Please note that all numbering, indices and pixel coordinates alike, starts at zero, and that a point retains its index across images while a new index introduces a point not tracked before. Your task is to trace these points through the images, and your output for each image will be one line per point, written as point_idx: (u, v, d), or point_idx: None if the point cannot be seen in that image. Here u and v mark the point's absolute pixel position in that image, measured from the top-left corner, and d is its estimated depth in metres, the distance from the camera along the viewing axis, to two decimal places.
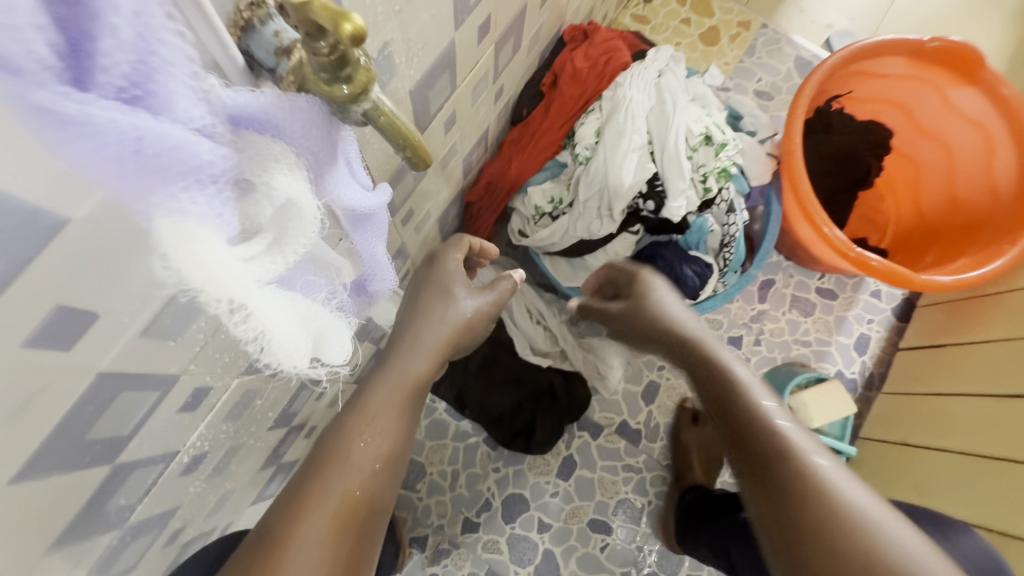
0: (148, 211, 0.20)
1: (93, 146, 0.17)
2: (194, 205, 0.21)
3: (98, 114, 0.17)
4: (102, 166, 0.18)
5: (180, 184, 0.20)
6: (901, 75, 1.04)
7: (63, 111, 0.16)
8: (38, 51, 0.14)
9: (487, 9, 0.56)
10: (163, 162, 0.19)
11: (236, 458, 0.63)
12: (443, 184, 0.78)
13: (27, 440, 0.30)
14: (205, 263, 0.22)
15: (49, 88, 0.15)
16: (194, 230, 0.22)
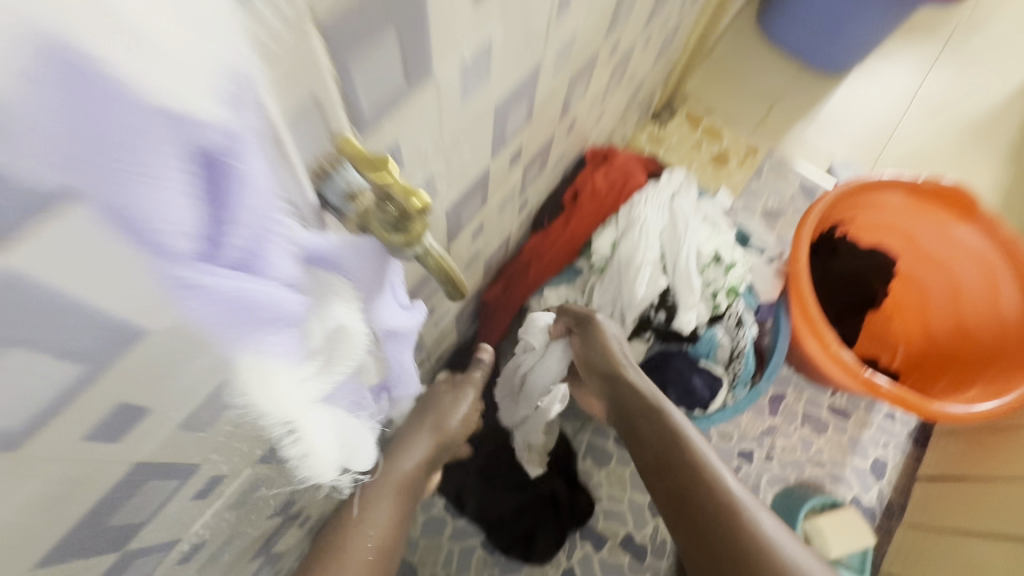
0: (233, 346, 0.22)
1: (202, 303, 0.20)
2: (274, 346, 0.23)
3: (212, 281, 0.19)
4: (207, 319, 0.21)
5: (266, 329, 0.22)
6: (902, 208, 1.10)
7: (188, 279, 0.19)
8: (184, 242, 0.18)
9: (520, 141, 0.64)
10: (250, 312, 0.21)
11: (230, 547, 0.63)
12: (465, 283, 0.82)
13: (57, 524, 0.32)
14: (274, 389, 0.25)
15: (183, 261, 0.18)
16: (269, 365, 0.24)
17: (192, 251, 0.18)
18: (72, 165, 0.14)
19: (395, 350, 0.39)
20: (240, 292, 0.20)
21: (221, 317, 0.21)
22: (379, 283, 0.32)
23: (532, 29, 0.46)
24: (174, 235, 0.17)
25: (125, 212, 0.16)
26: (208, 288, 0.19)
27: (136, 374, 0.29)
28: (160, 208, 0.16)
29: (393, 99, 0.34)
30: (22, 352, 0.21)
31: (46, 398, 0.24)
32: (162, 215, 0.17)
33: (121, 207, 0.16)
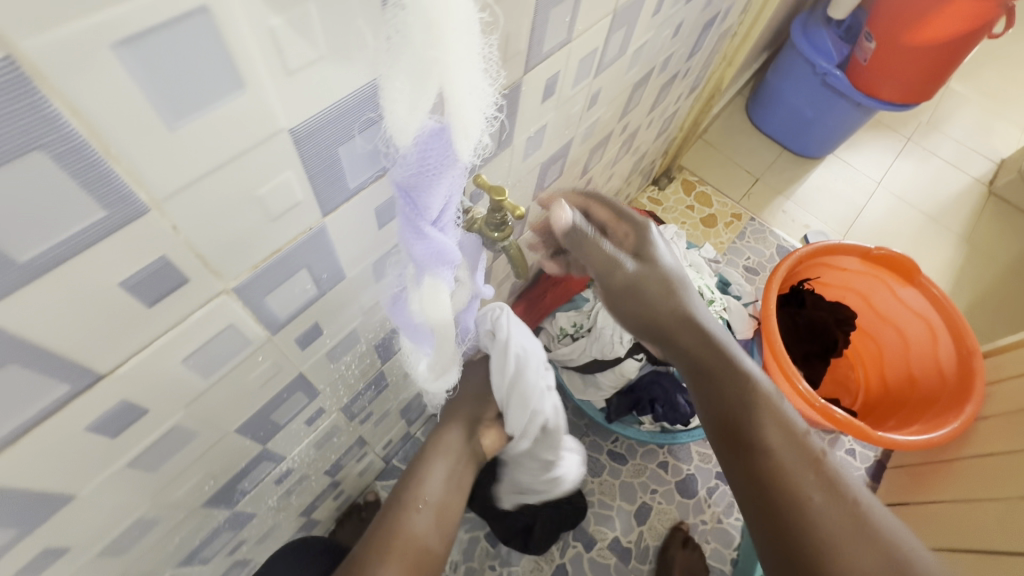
0: (424, 273, 0.41)
1: (424, 246, 0.38)
2: (444, 279, 0.42)
3: (435, 235, 0.38)
4: (422, 256, 0.39)
5: (443, 268, 0.41)
6: (858, 271, 1.32)
7: (426, 231, 0.37)
8: (433, 211, 0.37)
9: (552, 190, 0.85)
10: (442, 255, 0.40)
11: (297, 489, 0.78)
12: (495, 299, 1.01)
13: (258, 402, 0.49)
14: (438, 305, 0.44)
15: (426, 221, 0.37)
16: (439, 288, 0.42)
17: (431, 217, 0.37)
18: (412, 168, 0.34)
19: (468, 315, 0.58)
20: (443, 244, 0.39)
21: (429, 256, 0.39)
22: (473, 258, 0.52)
23: (571, 115, 0.68)
24: (430, 208, 0.36)
25: (417, 193, 0.35)
26: (432, 238, 0.38)
27: (329, 303, 0.48)
28: (433, 191, 0.36)
29: (490, 154, 0.55)
30: (304, 271, 0.40)
31: (297, 304, 0.43)
32: (433, 196, 0.36)
33: (417, 190, 0.35)
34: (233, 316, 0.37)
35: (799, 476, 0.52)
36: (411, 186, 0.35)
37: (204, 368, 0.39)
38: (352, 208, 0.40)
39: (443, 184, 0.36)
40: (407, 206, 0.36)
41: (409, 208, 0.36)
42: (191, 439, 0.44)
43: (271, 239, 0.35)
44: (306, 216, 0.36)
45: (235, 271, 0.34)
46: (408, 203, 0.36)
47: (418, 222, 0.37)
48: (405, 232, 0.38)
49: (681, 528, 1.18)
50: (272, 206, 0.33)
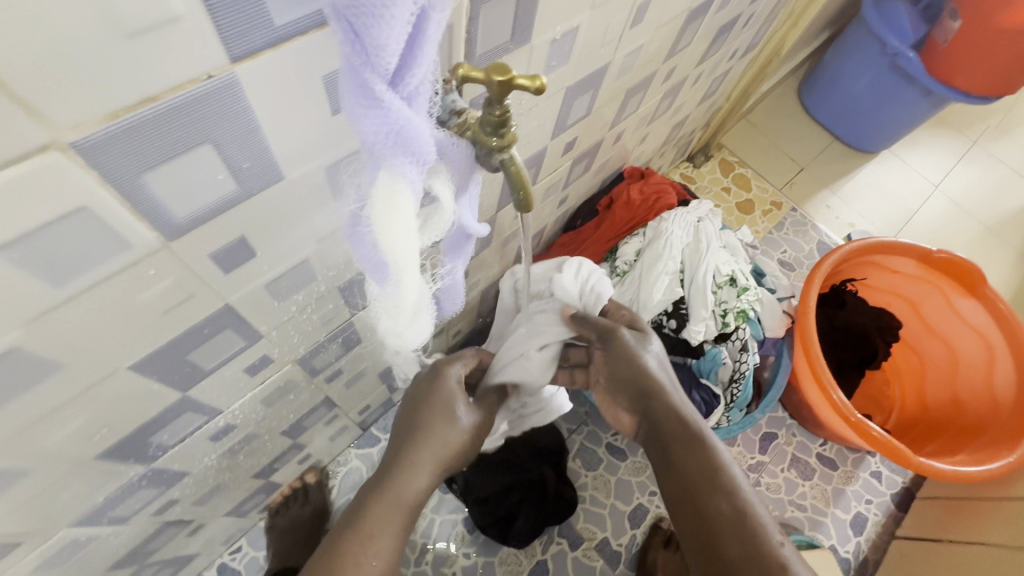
0: (380, 166, 0.28)
1: (376, 119, 0.26)
2: (408, 177, 0.29)
3: (392, 100, 0.26)
4: (374, 137, 0.27)
5: (407, 160, 0.28)
6: (911, 275, 1.17)
7: (378, 93, 0.25)
8: (386, 57, 0.24)
9: (575, 132, 0.71)
10: (403, 138, 0.27)
11: (246, 449, 0.67)
12: (498, 260, 0.88)
13: (162, 334, 0.37)
14: (401, 219, 0.30)
15: (379, 77, 0.25)
16: (401, 192, 0.29)
17: (389, 72, 0.25)
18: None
19: (456, 257, 0.46)
20: (405, 117, 0.26)
21: (384, 136, 0.26)
22: (464, 179, 0.39)
23: (610, 27, 0.54)
24: (384, 51, 0.24)
25: (360, 21, 0.23)
26: (388, 104, 0.25)
27: (260, 214, 0.36)
28: (386, 17, 0.23)
29: (500, 50, 0.42)
30: (208, 146, 0.28)
31: (204, 203, 0.31)
32: (385, 28, 0.23)
33: (360, 15, 0.23)
34: (86, 195, 0.25)
35: (709, 494, 0.57)
36: (351, 5, 0.22)
37: (52, 270, 0.27)
38: (280, 62, 0.27)
39: (401, 11, 0.23)
40: (347, 46, 0.24)
41: (351, 51, 0.24)
42: (57, 369, 0.33)
43: (136, 78, 0.23)
44: (199, 53, 0.24)
45: (73, 114, 0.22)
46: (347, 40, 0.23)
47: (366, 76, 0.25)
48: (348, 97, 0.26)
49: (661, 525, 1.07)
50: (125, 10, 0.21)
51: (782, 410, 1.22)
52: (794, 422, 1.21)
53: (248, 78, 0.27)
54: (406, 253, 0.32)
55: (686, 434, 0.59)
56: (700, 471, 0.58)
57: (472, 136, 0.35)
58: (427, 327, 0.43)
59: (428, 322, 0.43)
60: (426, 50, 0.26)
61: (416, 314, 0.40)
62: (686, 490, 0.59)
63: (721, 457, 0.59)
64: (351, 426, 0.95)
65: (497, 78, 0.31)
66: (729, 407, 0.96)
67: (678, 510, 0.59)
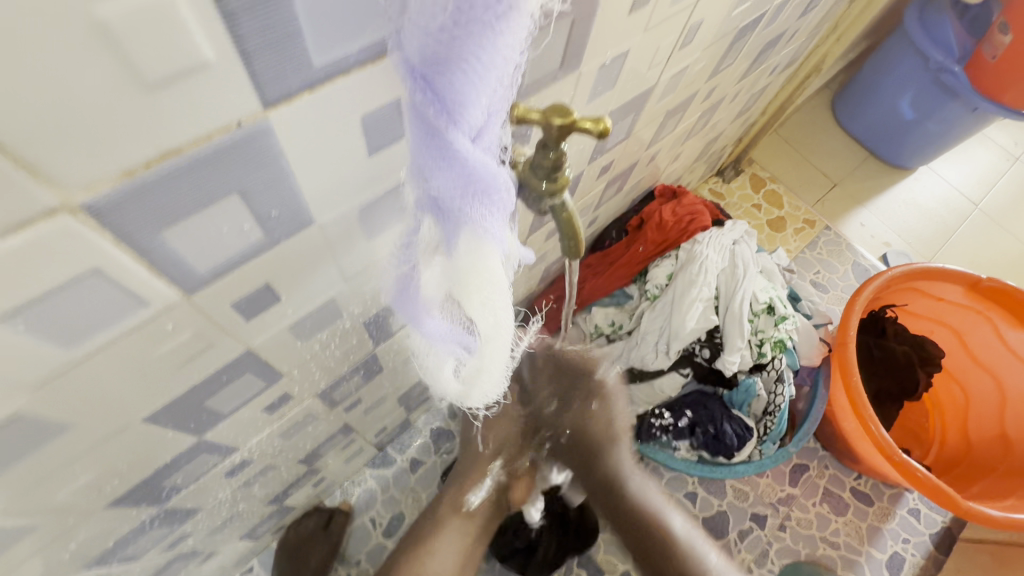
0: (461, 229, 0.26)
1: (460, 178, 0.23)
2: (494, 231, 0.26)
3: (478, 157, 0.23)
4: (457, 196, 0.24)
5: (492, 219, 0.25)
6: (957, 303, 1.12)
7: (463, 152, 0.22)
8: (474, 115, 0.21)
9: (612, 156, 0.68)
10: (489, 196, 0.24)
11: (261, 479, 0.65)
12: (524, 282, 0.84)
13: (178, 385, 0.35)
14: (491, 276, 0.27)
15: (464, 133, 0.22)
16: (488, 250, 0.26)
17: (473, 126, 0.22)
18: (437, 24, 0.18)
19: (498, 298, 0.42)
20: (491, 172, 0.23)
21: (468, 194, 0.24)
22: (515, 217, 0.36)
23: (659, 49, 0.50)
24: (470, 106, 0.21)
25: (445, 75, 0.20)
26: (472, 163, 0.22)
27: (285, 261, 0.32)
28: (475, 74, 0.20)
29: (548, 78, 0.38)
30: (236, 197, 0.25)
31: (228, 255, 0.28)
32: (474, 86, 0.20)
33: (447, 69, 0.19)
34: (99, 257, 0.22)
35: None
36: (436, 60, 0.19)
37: (60, 335, 0.24)
38: (316, 106, 0.24)
39: (492, 59, 0.20)
40: (427, 102, 0.21)
41: (434, 109, 0.20)
42: (63, 432, 0.30)
43: (159, 131, 0.20)
44: (228, 101, 0.21)
45: (88, 174, 0.19)
46: (428, 100, 0.20)
47: (448, 134, 0.21)
48: (426, 155, 0.22)
49: None
50: (145, 58, 0.18)
51: (814, 441, 1.16)
52: (826, 453, 1.15)
53: (281, 125, 0.24)
54: (495, 310, 0.29)
55: None
56: None
57: (520, 176, 0.32)
58: (499, 384, 0.38)
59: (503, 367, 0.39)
60: (505, 96, 0.23)
61: (494, 369, 0.36)
62: None
63: None
64: (368, 450, 0.92)
65: (557, 121, 0.27)
66: (762, 440, 0.92)
67: None
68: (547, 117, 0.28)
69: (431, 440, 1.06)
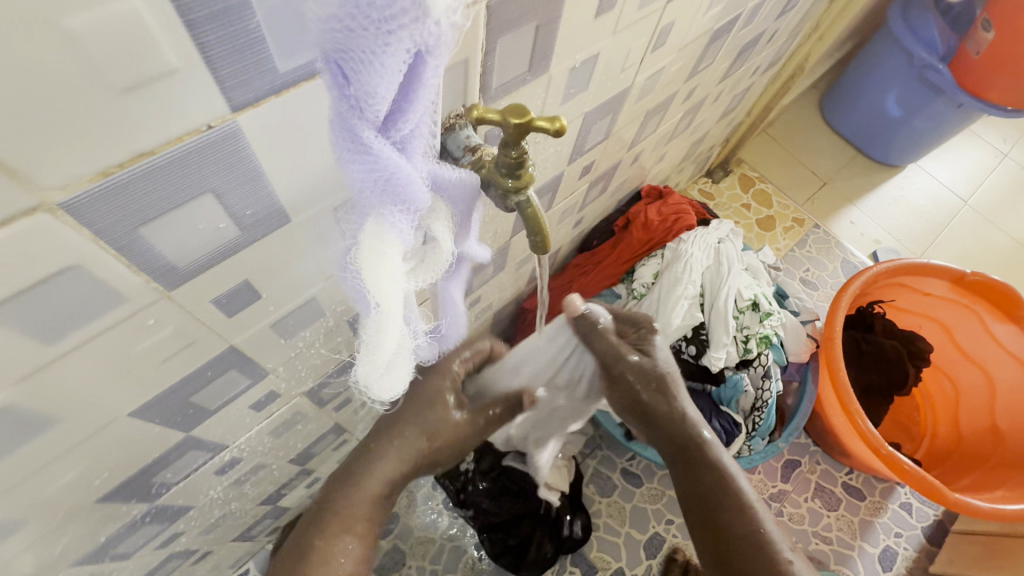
0: (367, 215, 0.27)
1: (363, 165, 0.24)
2: (396, 222, 0.27)
3: (381, 148, 0.24)
4: (360, 181, 0.25)
5: (397, 209, 0.26)
6: (945, 298, 1.13)
7: (366, 139, 0.24)
8: (376, 108, 0.23)
9: (593, 156, 0.69)
10: (392, 185, 0.25)
11: (252, 478, 0.66)
12: (512, 282, 0.86)
13: (163, 380, 0.36)
14: (387, 265, 0.28)
15: (368, 123, 0.23)
16: (389, 239, 0.27)
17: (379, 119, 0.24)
18: (337, 15, 0.20)
19: (454, 285, 0.45)
20: (395, 164, 0.25)
21: (371, 182, 0.25)
22: (467, 213, 0.37)
23: (630, 52, 0.52)
24: (374, 99, 0.23)
25: (348, 64, 0.21)
26: (375, 150, 0.24)
27: (263, 259, 0.34)
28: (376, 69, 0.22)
29: (517, 81, 0.40)
30: (209, 197, 0.27)
31: (206, 252, 0.30)
32: (375, 79, 0.22)
33: (349, 61, 0.21)
34: (78, 253, 0.24)
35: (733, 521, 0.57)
36: (339, 50, 0.21)
37: (44, 329, 0.26)
38: (283, 110, 0.26)
39: (394, 58, 0.22)
40: (333, 87, 0.22)
41: (338, 96, 0.22)
42: (51, 425, 0.31)
43: (130, 133, 0.21)
44: (196, 105, 0.22)
45: (63, 174, 0.21)
46: (335, 85, 0.22)
47: (353, 120, 0.23)
48: (336, 140, 0.24)
49: (677, 556, 1.02)
50: (115, 66, 0.19)
51: (806, 437, 1.17)
52: (818, 449, 1.16)
53: (249, 128, 0.25)
54: (392, 302, 0.30)
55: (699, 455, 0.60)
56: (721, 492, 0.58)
57: (486, 175, 0.33)
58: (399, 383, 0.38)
59: (406, 374, 0.37)
60: (421, 97, 0.25)
61: (396, 364, 0.35)
62: (699, 509, 0.59)
63: (740, 489, 0.58)
64: (361, 451, 0.93)
65: (514, 120, 0.29)
66: (750, 436, 0.93)
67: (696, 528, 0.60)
68: (506, 117, 0.29)
69: None
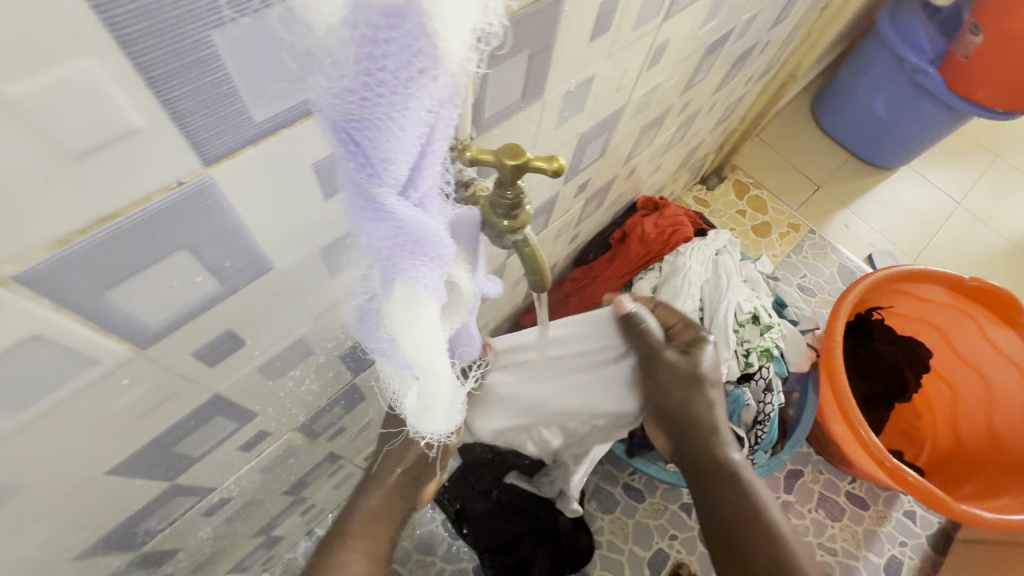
0: (392, 278, 0.25)
1: (386, 230, 0.23)
2: (426, 280, 0.25)
3: (404, 210, 0.22)
4: (383, 246, 0.23)
5: (425, 266, 0.25)
6: (944, 303, 1.11)
7: (387, 205, 0.22)
8: (397, 172, 0.21)
9: (589, 174, 0.68)
10: (420, 246, 0.24)
11: (245, 514, 0.64)
12: (508, 300, 0.84)
13: (141, 436, 0.34)
14: (424, 326, 0.27)
15: (389, 187, 0.21)
16: (421, 299, 0.26)
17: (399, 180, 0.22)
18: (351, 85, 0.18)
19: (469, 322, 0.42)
20: (417, 224, 0.23)
21: (395, 245, 0.23)
22: (475, 250, 0.35)
23: (626, 72, 0.50)
24: (393, 163, 0.21)
25: (362, 133, 0.19)
26: (399, 216, 0.22)
27: (246, 306, 0.32)
28: (393, 132, 0.20)
29: (511, 109, 0.38)
30: (183, 252, 0.25)
31: (183, 307, 0.28)
32: (394, 143, 0.20)
33: (365, 128, 0.19)
34: (39, 324, 0.22)
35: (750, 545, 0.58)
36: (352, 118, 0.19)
37: (4, 402, 0.24)
38: (262, 158, 0.24)
39: (411, 118, 0.20)
40: (348, 158, 0.20)
41: (353, 164, 0.20)
42: (18, 492, 0.29)
43: (92, 197, 0.20)
44: (165, 163, 0.21)
45: (14, 245, 0.19)
46: (349, 155, 0.20)
47: (372, 189, 0.21)
48: (352, 208, 0.22)
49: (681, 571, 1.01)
50: (70, 132, 0.17)
51: (808, 446, 1.16)
52: (820, 458, 1.15)
53: (225, 180, 0.23)
54: (437, 361, 0.29)
55: (721, 476, 0.61)
56: (739, 513, 0.59)
57: (480, 213, 0.32)
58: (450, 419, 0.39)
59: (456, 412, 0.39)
60: (437, 149, 0.23)
61: (448, 408, 0.36)
62: (718, 531, 0.61)
63: (762, 504, 0.59)
64: (356, 475, 0.91)
65: (510, 162, 0.27)
66: (754, 450, 0.92)
67: (717, 547, 0.61)
68: (501, 158, 0.28)
69: None
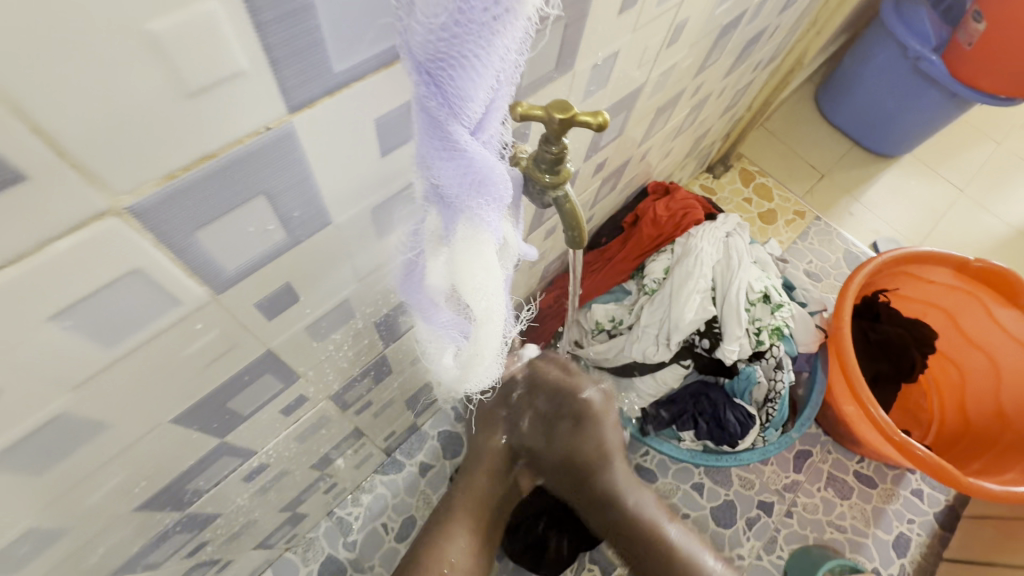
0: (459, 218, 0.27)
1: (458, 168, 0.24)
2: (489, 221, 0.27)
3: (475, 148, 0.24)
4: (454, 185, 0.25)
5: (489, 207, 0.27)
6: (947, 284, 1.14)
7: (461, 143, 0.24)
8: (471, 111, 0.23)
9: (606, 153, 0.70)
10: (486, 187, 0.26)
11: (277, 485, 0.66)
12: (525, 281, 0.86)
13: (204, 386, 0.36)
14: (483, 265, 0.29)
15: (463, 126, 0.23)
16: (483, 239, 0.28)
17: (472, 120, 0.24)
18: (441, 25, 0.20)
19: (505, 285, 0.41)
20: (487, 164, 0.25)
21: (465, 184, 0.25)
22: (516, 210, 0.37)
23: (647, 49, 0.52)
24: (468, 100, 0.23)
25: (445, 72, 0.21)
26: (471, 153, 0.24)
27: (304, 260, 0.34)
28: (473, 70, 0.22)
29: (544, 79, 0.41)
30: (261, 198, 0.27)
31: (254, 255, 0.30)
32: (472, 81, 0.22)
33: (448, 66, 0.21)
34: (139, 257, 0.24)
35: None
36: (438, 57, 0.21)
37: (102, 335, 0.26)
38: (335, 110, 0.26)
39: (490, 59, 0.22)
40: (430, 96, 0.22)
41: (435, 102, 0.22)
42: (99, 432, 0.31)
43: (198, 136, 0.22)
44: (258, 107, 0.23)
45: (132, 177, 0.21)
46: (430, 94, 0.22)
47: (450, 126, 0.23)
48: (428, 147, 0.24)
49: None
50: (189, 70, 0.20)
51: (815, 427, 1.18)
52: (829, 438, 1.17)
53: (303, 128, 0.25)
54: (491, 301, 0.31)
55: None
56: None
57: (523, 171, 0.34)
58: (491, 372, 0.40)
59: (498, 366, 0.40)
60: (503, 94, 0.25)
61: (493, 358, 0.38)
62: None
63: None
64: (376, 454, 0.93)
65: (558, 116, 0.29)
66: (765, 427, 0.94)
67: None
68: (549, 113, 0.30)
69: (439, 443, 1.07)
